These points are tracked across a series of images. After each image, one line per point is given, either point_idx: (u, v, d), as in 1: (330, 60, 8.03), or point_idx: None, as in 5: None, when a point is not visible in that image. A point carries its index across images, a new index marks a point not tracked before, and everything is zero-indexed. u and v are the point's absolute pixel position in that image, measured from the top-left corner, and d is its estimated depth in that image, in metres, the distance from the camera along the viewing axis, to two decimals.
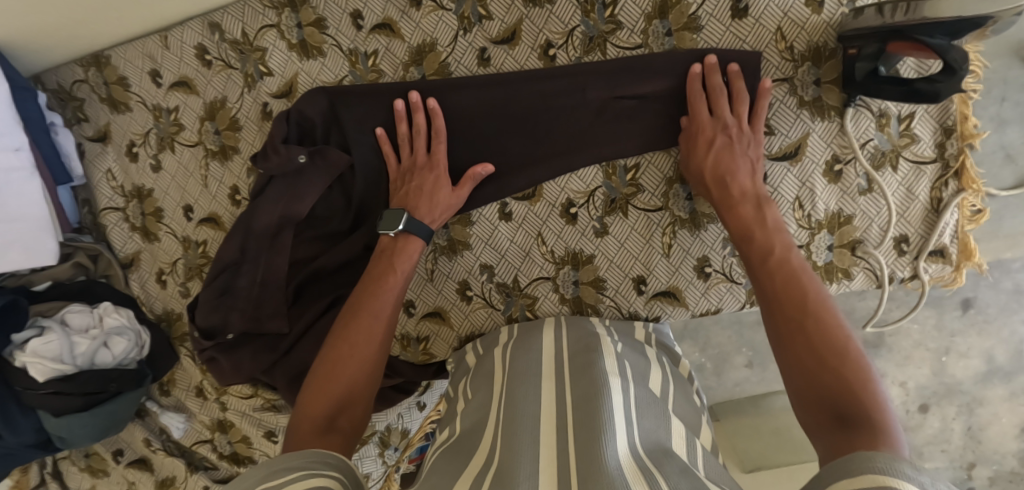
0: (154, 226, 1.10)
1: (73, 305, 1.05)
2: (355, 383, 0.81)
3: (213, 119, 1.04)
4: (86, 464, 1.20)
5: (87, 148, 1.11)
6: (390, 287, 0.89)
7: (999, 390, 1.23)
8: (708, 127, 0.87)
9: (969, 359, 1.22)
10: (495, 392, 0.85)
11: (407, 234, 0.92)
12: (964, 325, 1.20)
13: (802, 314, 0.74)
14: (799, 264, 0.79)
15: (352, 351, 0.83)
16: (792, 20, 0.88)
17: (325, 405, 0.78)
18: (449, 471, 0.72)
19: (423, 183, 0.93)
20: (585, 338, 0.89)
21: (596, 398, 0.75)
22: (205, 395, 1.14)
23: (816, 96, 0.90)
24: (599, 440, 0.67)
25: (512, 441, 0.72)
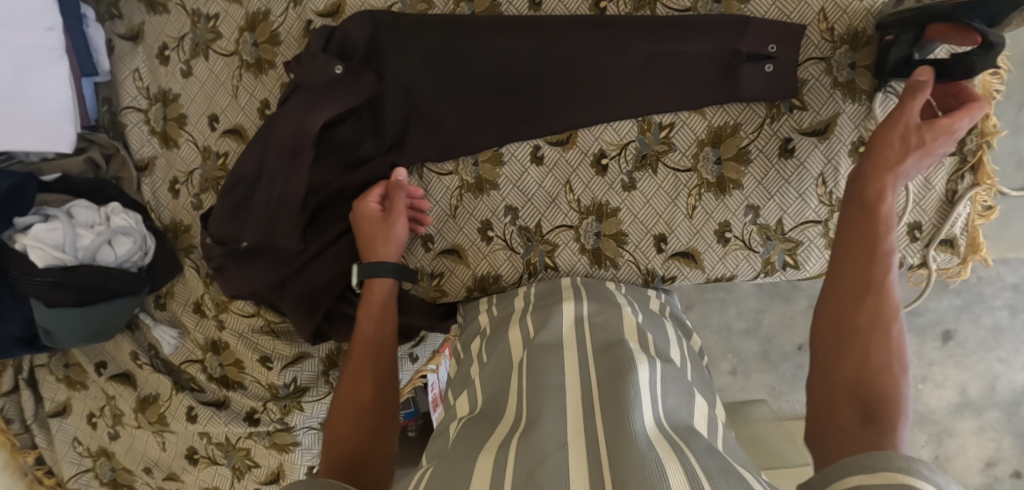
0: (175, 132, 1.08)
1: (79, 201, 1.02)
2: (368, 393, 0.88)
3: (253, 30, 1.04)
4: (64, 375, 1.17)
5: (116, 45, 1.08)
6: (375, 296, 0.94)
7: (968, 423, 1.36)
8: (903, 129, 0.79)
9: (944, 389, 1.36)
10: (516, 361, 0.85)
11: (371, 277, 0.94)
12: (943, 354, 1.35)
13: (862, 301, 0.74)
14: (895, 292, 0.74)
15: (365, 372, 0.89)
16: (835, 3, 0.92)
17: (351, 424, 0.85)
18: (475, 435, 0.72)
19: (368, 232, 0.95)
20: (606, 309, 0.90)
21: (624, 372, 0.74)
22: (203, 312, 1.10)
23: (850, 79, 0.93)
24: (628, 407, 0.67)
25: (538, 409, 0.71)
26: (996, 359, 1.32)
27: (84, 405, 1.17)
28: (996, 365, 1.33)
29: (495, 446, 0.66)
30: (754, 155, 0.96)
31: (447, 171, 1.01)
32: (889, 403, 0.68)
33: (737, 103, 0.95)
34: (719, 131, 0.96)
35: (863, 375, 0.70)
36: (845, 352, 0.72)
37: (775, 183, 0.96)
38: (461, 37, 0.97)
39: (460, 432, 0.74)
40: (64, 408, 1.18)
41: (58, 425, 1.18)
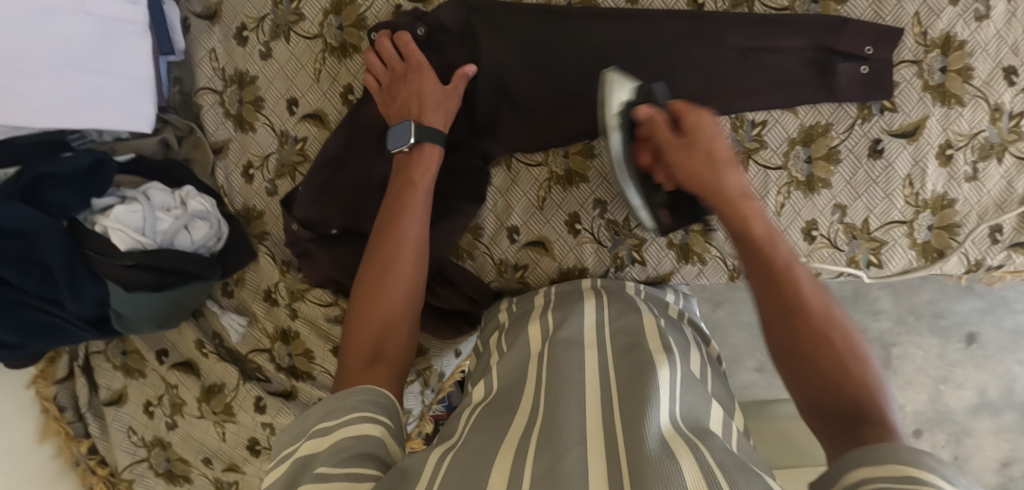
0: (251, 115, 1.05)
1: (154, 183, 0.99)
2: (392, 304, 0.83)
3: (338, 13, 1.02)
4: (122, 363, 1.14)
5: (191, 24, 1.05)
6: (414, 208, 0.88)
7: (986, 423, 1.36)
8: (667, 142, 0.82)
9: (964, 389, 1.36)
10: (535, 357, 0.83)
11: (418, 145, 0.91)
12: (964, 356, 1.35)
13: (805, 315, 0.71)
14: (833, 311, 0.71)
15: (392, 286, 0.83)
16: (929, 8, 0.94)
17: (369, 338, 0.80)
18: (495, 425, 0.71)
19: (410, 90, 0.93)
20: (628, 312, 0.89)
21: (643, 373, 0.73)
22: (273, 300, 1.07)
23: (941, 82, 0.95)
24: (647, 405, 0.67)
25: (555, 408, 0.70)
26: (1016, 361, 1.34)
27: (140, 393, 1.14)
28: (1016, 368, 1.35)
29: (516, 441, 0.66)
30: (843, 154, 0.97)
31: (537, 162, 1.01)
32: (875, 410, 0.64)
33: (830, 102, 0.96)
34: (811, 131, 0.97)
35: (839, 384, 0.67)
36: (804, 342, 0.70)
37: (863, 183, 0.97)
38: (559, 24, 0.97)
39: (480, 422, 0.73)
40: (120, 396, 1.15)
41: (112, 414, 1.15)
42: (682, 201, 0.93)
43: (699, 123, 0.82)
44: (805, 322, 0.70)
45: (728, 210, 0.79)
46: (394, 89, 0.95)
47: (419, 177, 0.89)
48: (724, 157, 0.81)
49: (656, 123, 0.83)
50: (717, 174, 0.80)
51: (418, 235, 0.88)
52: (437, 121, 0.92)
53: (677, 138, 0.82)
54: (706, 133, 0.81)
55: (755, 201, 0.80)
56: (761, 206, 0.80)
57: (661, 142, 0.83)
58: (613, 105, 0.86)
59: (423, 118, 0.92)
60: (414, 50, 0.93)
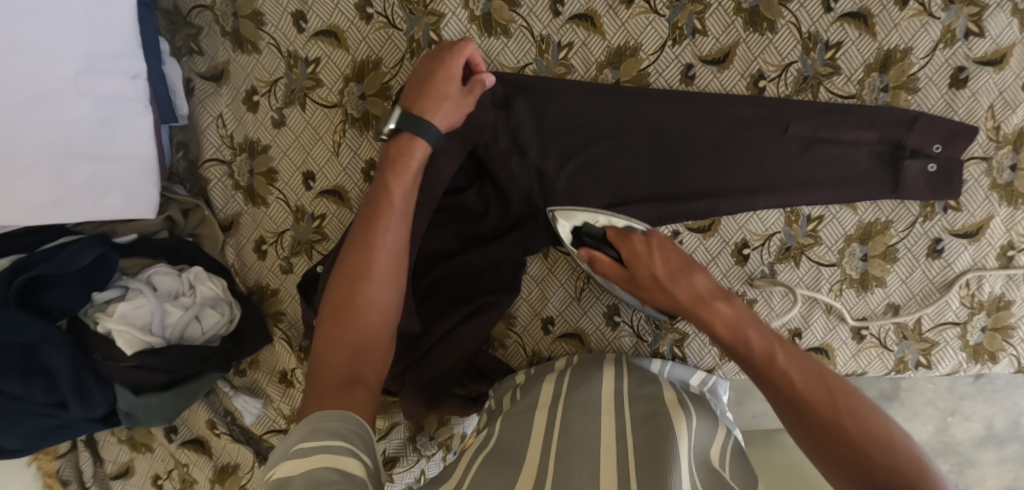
0: (264, 188, 0.96)
1: (158, 266, 0.91)
2: (366, 322, 0.73)
3: (360, 80, 0.92)
4: (127, 437, 1.08)
5: (196, 85, 0.95)
6: (392, 216, 0.79)
7: (990, 455, 1.19)
8: (634, 269, 0.83)
9: (970, 422, 1.17)
10: (543, 414, 0.80)
11: (404, 136, 0.82)
12: (972, 390, 1.16)
13: (829, 418, 0.65)
14: (857, 410, 0.65)
15: (368, 304, 0.74)
16: (1005, 100, 0.87)
17: (343, 359, 0.69)
18: (502, 477, 0.67)
19: (427, 78, 0.83)
20: (647, 384, 0.84)
21: (663, 442, 0.69)
22: (290, 382, 1.01)
23: (1009, 181, 0.89)
24: (664, 477, 0.63)
25: (565, 471, 0.66)
26: None
27: (148, 467, 1.08)
28: None
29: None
30: (901, 253, 0.92)
31: None
32: None
33: (892, 199, 0.90)
34: (869, 228, 0.91)
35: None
36: (851, 461, 0.62)
37: (919, 282, 0.92)
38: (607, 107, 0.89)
39: (481, 475, 0.68)
40: (126, 470, 1.09)
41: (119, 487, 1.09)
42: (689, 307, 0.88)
43: (632, 244, 0.83)
44: (839, 436, 0.64)
45: (694, 319, 0.78)
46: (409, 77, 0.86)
47: (400, 187, 0.80)
48: (682, 268, 0.81)
49: (599, 259, 0.85)
50: (671, 295, 0.81)
51: (398, 247, 0.78)
52: (433, 117, 0.83)
53: (625, 268, 0.84)
54: (643, 257, 0.82)
55: (722, 302, 0.78)
56: (733, 302, 0.78)
57: (621, 275, 0.85)
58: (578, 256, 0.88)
59: (419, 110, 0.83)
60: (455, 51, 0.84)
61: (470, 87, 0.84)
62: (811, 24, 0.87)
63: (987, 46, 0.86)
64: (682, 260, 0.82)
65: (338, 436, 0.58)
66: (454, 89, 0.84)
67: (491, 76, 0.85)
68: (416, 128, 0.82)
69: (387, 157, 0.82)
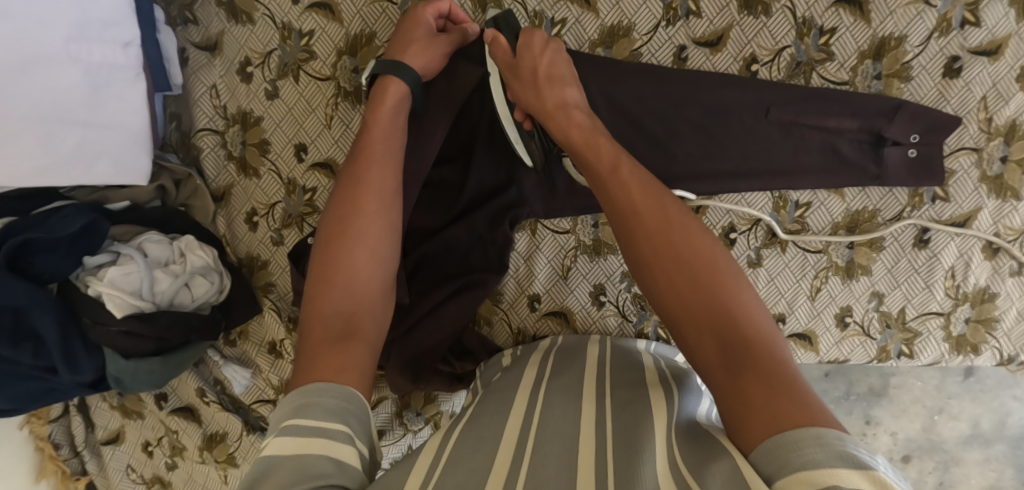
0: (256, 160, 0.97)
1: (150, 234, 0.92)
2: (356, 260, 0.73)
3: (353, 54, 0.92)
4: (118, 403, 1.09)
5: (190, 56, 0.96)
6: (376, 153, 0.80)
7: (976, 453, 1.21)
8: (519, 70, 0.83)
9: (958, 420, 1.19)
10: (524, 398, 0.80)
11: (388, 77, 0.83)
12: (961, 390, 1.18)
13: (665, 233, 0.66)
14: (688, 228, 0.66)
15: (357, 238, 0.74)
16: (998, 91, 0.87)
17: (335, 305, 0.70)
18: (480, 451, 0.69)
19: (410, 28, 0.85)
20: (629, 367, 0.84)
21: (641, 423, 0.70)
22: (278, 353, 1.02)
23: (999, 173, 0.89)
24: (637, 464, 0.63)
25: (545, 452, 0.67)
26: (1012, 396, 1.16)
27: (139, 434, 1.10)
28: (1013, 403, 1.17)
29: (498, 483, 0.63)
30: (887, 243, 0.92)
31: (564, 229, 0.95)
32: (751, 332, 0.59)
33: (879, 187, 0.90)
34: (857, 216, 0.92)
35: (715, 306, 0.61)
36: (678, 279, 0.64)
37: (904, 272, 0.93)
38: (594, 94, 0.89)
39: (459, 450, 0.69)
40: (117, 435, 1.11)
41: (111, 453, 1.11)
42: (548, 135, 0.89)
43: (530, 42, 0.84)
44: (669, 257, 0.65)
45: (548, 122, 0.80)
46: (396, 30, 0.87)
47: (382, 131, 0.81)
48: (561, 75, 0.82)
49: (498, 44, 0.84)
50: (539, 96, 0.81)
51: (388, 183, 0.79)
52: (411, 55, 0.84)
53: (511, 58, 0.84)
54: (535, 53, 0.83)
55: (578, 111, 0.79)
56: (590, 116, 0.80)
57: (504, 66, 0.84)
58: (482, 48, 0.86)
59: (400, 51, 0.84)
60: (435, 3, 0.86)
61: (450, 33, 0.87)
62: (807, 9, 0.86)
63: (983, 36, 0.85)
64: (562, 65, 0.83)
65: (332, 415, 0.59)
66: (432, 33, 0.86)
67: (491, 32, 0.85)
68: (395, 69, 0.82)
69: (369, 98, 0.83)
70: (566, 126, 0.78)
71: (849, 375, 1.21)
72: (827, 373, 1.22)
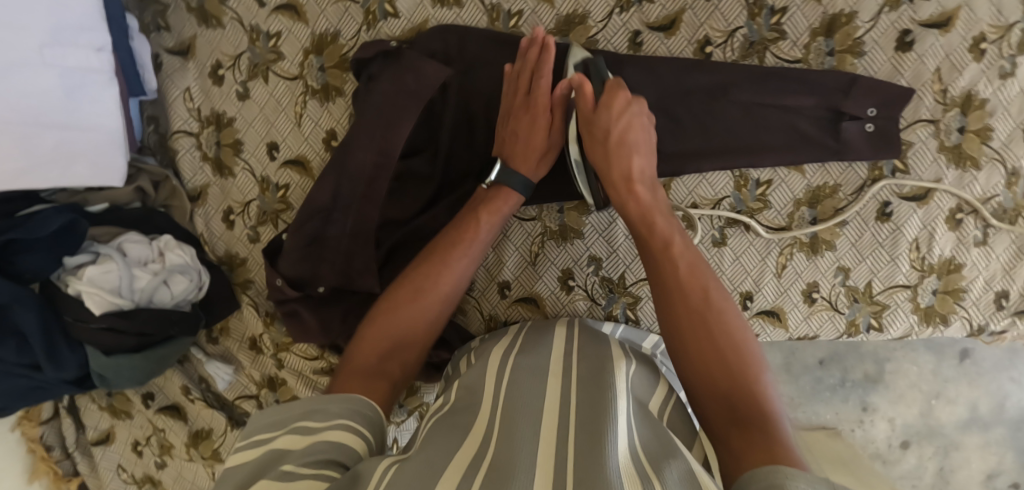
0: (230, 159, 1.00)
1: (129, 234, 0.95)
2: (419, 318, 0.83)
3: (320, 53, 0.95)
4: (107, 404, 1.12)
5: (164, 61, 0.99)
6: (466, 243, 0.87)
7: (975, 438, 1.24)
8: (597, 128, 0.84)
9: (956, 405, 1.23)
10: (496, 367, 0.82)
11: (499, 186, 0.89)
12: (958, 374, 1.21)
13: (705, 306, 0.75)
14: (722, 306, 0.75)
15: (422, 306, 0.84)
16: (952, 63, 0.88)
17: (381, 348, 0.81)
18: (452, 433, 0.70)
19: (519, 124, 0.88)
20: (598, 346, 0.85)
21: (604, 402, 0.70)
22: (259, 349, 1.04)
23: (958, 143, 0.90)
24: (601, 444, 0.64)
25: (510, 426, 0.68)
26: (1009, 379, 1.21)
27: (128, 434, 1.12)
28: (1009, 386, 1.21)
29: (467, 465, 0.64)
30: (850, 217, 0.93)
31: (530, 216, 0.97)
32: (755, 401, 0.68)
33: (839, 162, 0.91)
34: (818, 192, 0.93)
35: (736, 378, 0.70)
36: (700, 340, 0.73)
37: (869, 245, 0.94)
38: (556, 85, 0.90)
39: (425, 434, 0.71)
40: (107, 436, 1.13)
41: (101, 453, 1.13)
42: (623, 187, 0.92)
43: (611, 101, 0.83)
44: (700, 328, 0.73)
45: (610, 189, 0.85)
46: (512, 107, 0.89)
47: (479, 231, 0.87)
48: (633, 143, 0.84)
49: (584, 93, 0.84)
50: (608, 159, 0.84)
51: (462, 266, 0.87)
52: (532, 158, 0.89)
53: (592, 109, 0.84)
54: (612, 113, 0.83)
55: (642, 186, 0.84)
56: (653, 191, 0.84)
57: (583, 116, 0.85)
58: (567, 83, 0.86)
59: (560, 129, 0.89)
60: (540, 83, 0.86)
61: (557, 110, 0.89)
62: None
63: (932, 9, 0.87)
64: (643, 132, 0.84)
65: (336, 415, 0.70)
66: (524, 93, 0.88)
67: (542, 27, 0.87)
68: (505, 181, 0.88)
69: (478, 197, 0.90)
70: (625, 185, 0.83)
71: (843, 363, 1.24)
72: (821, 362, 1.25)
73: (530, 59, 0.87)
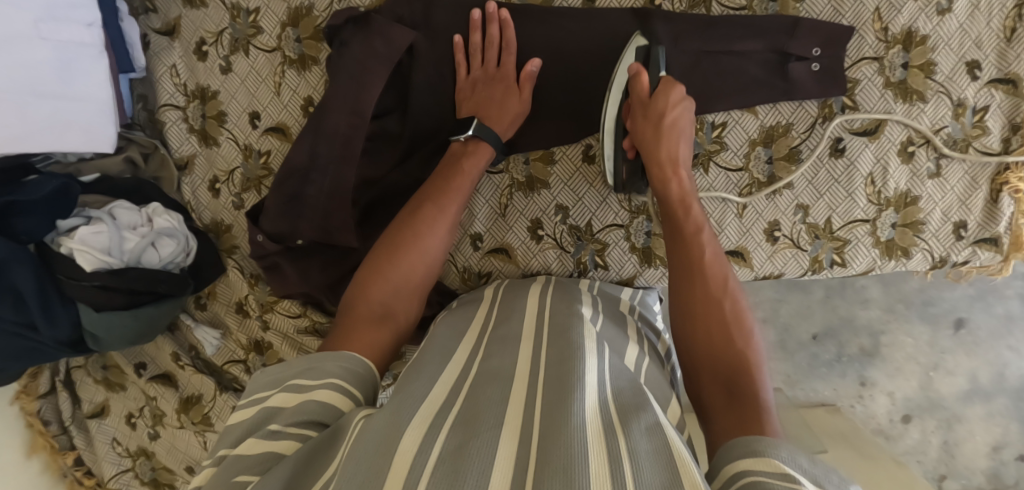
0: (215, 130, 1.06)
1: (119, 202, 1.00)
2: (416, 267, 0.85)
3: (295, 25, 1.01)
4: (102, 378, 1.16)
5: (152, 41, 1.06)
6: (454, 192, 0.90)
7: (977, 410, 1.24)
8: (647, 114, 0.88)
9: (955, 376, 1.23)
10: (470, 344, 0.80)
11: (477, 140, 0.93)
12: (954, 344, 1.22)
13: (725, 301, 0.77)
14: (738, 305, 0.77)
15: (420, 257, 0.85)
16: (890, 2, 0.93)
17: (382, 293, 0.81)
18: (426, 375, 0.69)
19: (493, 93, 0.95)
20: (572, 309, 0.85)
21: (570, 359, 0.68)
22: (245, 312, 1.09)
23: (903, 79, 0.94)
24: (568, 394, 0.62)
25: (478, 385, 0.67)
26: (1007, 347, 1.20)
27: (123, 406, 1.16)
28: (1009, 354, 1.21)
29: (436, 407, 0.62)
30: (805, 154, 0.97)
31: (498, 169, 1.01)
32: (750, 388, 0.70)
33: (790, 102, 0.95)
34: (771, 131, 0.97)
35: (737, 369, 0.72)
36: (715, 327, 0.75)
37: (825, 182, 0.97)
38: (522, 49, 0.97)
39: (410, 376, 0.69)
40: (102, 409, 1.17)
41: (96, 426, 1.17)
42: (640, 171, 0.96)
43: (668, 92, 0.88)
44: (717, 319, 0.76)
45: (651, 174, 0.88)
46: (474, 85, 0.97)
47: (466, 177, 0.91)
48: (680, 134, 0.88)
49: (640, 80, 0.88)
50: (655, 145, 0.88)
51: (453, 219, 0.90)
52: (506, 120, 0.95)
53: (646, 100, 0.89)
54: (662, 108, 0.87)
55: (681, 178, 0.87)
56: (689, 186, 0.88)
57: (636, 103, 0.89)
58: (622, 68, 0.90)
59: (529, 91, 0.95)
60: (510, 60, 0.96)
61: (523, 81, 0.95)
62: None
63: None
64: (688, 132, 0.89)
65: (329, 375, 0.67)
66: (494, 67, 0.96)
67: (491, 2, 0.94)
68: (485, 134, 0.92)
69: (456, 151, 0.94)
70: (664, 171, 0.87)
71: (838, 339, 1.25)
72: (815, 337, 1.26)
73: (491, 36, 0.95)
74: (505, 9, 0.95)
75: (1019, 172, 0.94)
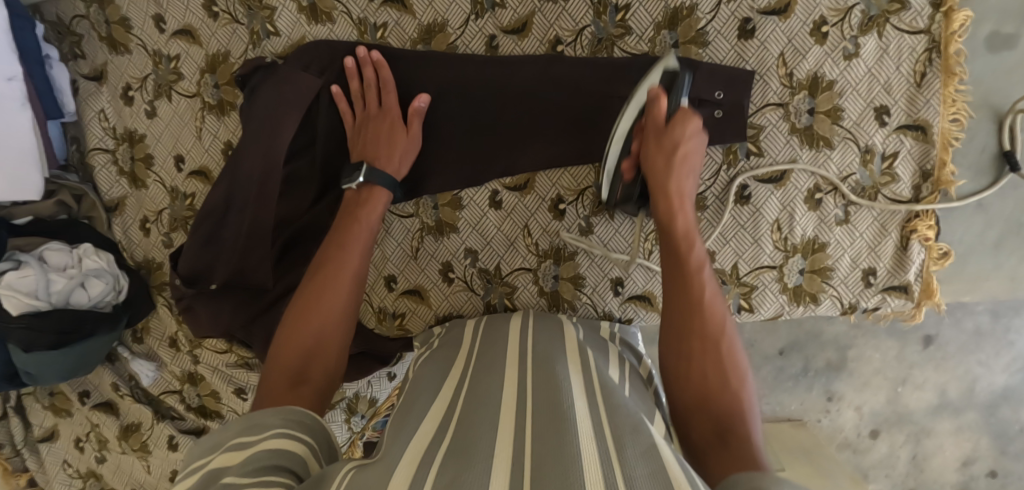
0: (144, 173, 1.10)
1: (51, 243, 1.05)
2: (329, 315, 0.80)
3: (213, 72, 1.04)
4: (49, 403, 1.22)
5: (80, 86, 1.09)
6: (353, 242, 0.86)
7: (946, 424, 1.19)
8: (657, 138, 0.84)
9: (924, 391, 1.18)
10: (456, 382, 0.76)
11: (370, 185, 0.91)
12: (923, 359, 1.16)
13: (717, 343, 0.74)
14: (730, 348, 0.74)
15: (332, 305, 0.80)
16: (794, 47, 0.91)
17: (297, 352, 0.76)
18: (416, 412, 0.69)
19: (379, 131, 0.93)
20: (552, 340, 0.84)
21: (556, 389, 0.68)
22: (177, 346, 1.14)
23: (808, 125, 0.93)
24: (564, 422, 0.60)
25: (469, 412, 0.67)
26: (977, 363, 1.13)
27: (70, 431, 1.21)
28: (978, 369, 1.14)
29: (427, 439, 0.62)
30: (709, 201, 0.96)
31: (408, 213, 1.02)
32: (736, 433, 0.67)
33: None
34: None
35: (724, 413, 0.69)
36: (703, 370, 0.72)
37: (731, 228, 0.96)
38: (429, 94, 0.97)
39: (401, 414, 0.69)
40: (52, 433, 1.23)
41: (47, 449, 1.23)
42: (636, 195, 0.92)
43: (684, 122, 0.83)
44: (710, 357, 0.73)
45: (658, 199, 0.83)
46: (361, 125, 0.95)
47: (366, 224, 0.88)
48: (689, 161, 0.84)
49: (659, 103, 0.83)
50: (665, 169, 0.83)
51: (359, 265, 0.85)
52: (396, 157, 0.93)
53: (662, 125, 0.84)
54: (677, 133, 0.83)
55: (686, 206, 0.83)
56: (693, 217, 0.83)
57: (648, 124, 0.85)
58: (641, 88, 0.84)
59: (417, 127, 0.94)
60: (393, 98, 0.95)
61: (411, 118, 0.94)
62: None
63: None
64: (698, 155, 0.85)
65: (273, 427, 0.64)
66: (378, 106, 0.95)
67: (360, 47, 0.96)
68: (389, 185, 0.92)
69: (354, 202, 0.91)
70: (668, 200, 0.82)
71: (805, 352, 1.20)
72: (781, 351, 1.22)
73: (367, 78, 0.95)
74: (377, 52, 0.96)
75: (927, 219, 0.93)
